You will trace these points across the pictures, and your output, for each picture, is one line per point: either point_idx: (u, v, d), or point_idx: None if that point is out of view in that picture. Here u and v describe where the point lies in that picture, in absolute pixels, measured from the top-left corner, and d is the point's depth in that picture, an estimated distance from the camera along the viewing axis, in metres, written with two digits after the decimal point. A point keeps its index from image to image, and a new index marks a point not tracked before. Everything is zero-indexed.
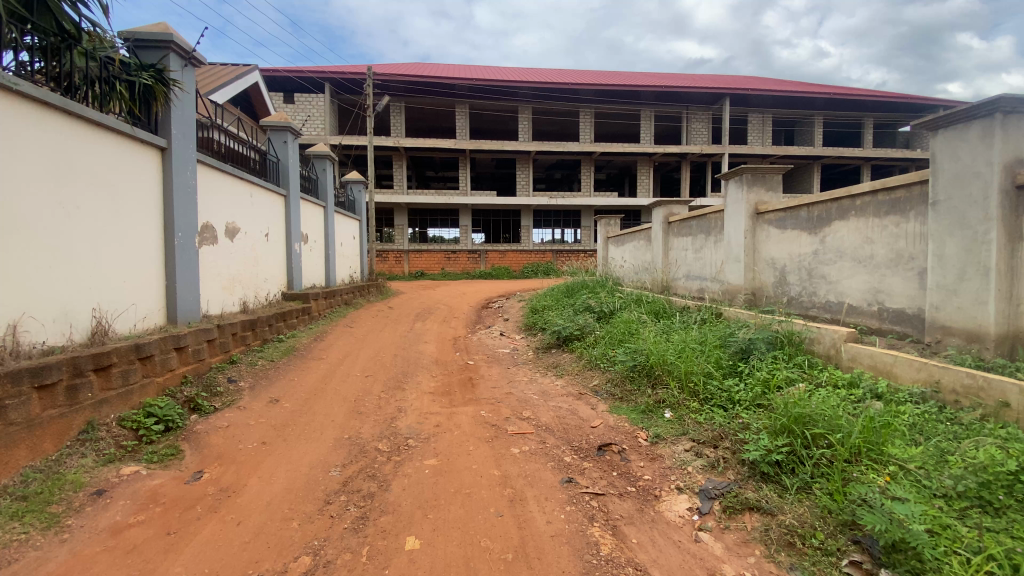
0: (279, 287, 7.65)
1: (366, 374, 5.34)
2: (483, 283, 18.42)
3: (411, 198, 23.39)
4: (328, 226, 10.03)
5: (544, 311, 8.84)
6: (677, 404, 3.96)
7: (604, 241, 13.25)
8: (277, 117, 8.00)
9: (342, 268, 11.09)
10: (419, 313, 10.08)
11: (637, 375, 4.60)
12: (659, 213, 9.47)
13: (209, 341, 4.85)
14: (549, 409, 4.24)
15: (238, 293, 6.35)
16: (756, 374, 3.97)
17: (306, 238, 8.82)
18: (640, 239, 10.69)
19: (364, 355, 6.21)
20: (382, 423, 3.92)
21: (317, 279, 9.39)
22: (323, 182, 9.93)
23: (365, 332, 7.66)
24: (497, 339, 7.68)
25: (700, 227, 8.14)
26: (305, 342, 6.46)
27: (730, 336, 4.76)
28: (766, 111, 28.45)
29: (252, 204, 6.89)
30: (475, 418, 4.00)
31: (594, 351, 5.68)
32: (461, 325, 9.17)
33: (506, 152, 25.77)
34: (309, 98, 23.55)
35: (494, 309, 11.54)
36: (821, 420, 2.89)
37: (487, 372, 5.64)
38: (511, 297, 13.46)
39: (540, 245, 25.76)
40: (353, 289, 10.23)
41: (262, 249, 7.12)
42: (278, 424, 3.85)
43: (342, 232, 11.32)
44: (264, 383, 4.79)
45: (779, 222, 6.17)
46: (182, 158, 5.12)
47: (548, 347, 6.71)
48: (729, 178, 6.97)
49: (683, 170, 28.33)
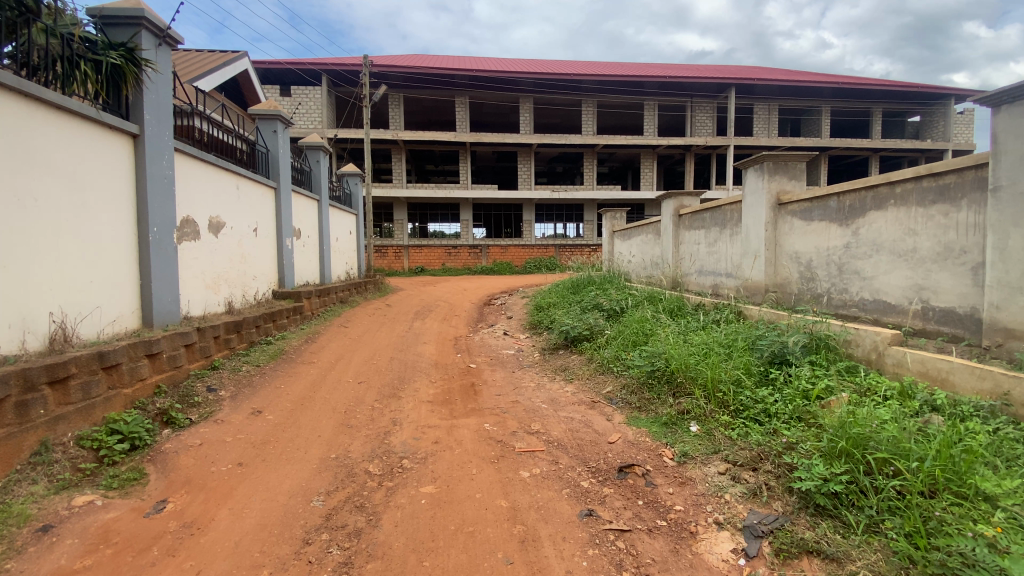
0: (269, 285, 7.23)
1: (359, 380, 4.92)
2: (484, 279, 17.98)
3: (411, 192, 22.91)
4: (322, 220, 9.59)
5: (550, 308, 8.42)
6: (705, 417, 3.54)
7: (609, 235, 12.80)
8: (266, 104, 7.54)
9: (338, 264, 10.67)
10: (419, 311, 9.66)
11: (656, 382, 4.18)
12: (669, 204, 9.01)
13: (187, 346, 4.42)
14: (560, 421, 3.83)
15: (224, 293, 5.94)
16: (794, 383, 3.54)
17: (298, 233, 8.40)
18: (648, 233, 10.24)
19: (358, 358, 5.80)
20: (373, 440, 3.51)
21: (311, 277, 8.97)
22: (316, 174, 9.48)
23: (361, 332, 7.24)
24: (501, 339, 7.26)
25: (715, 219, 7.68)
26: (295, 344, 6.05)
27: (758, 338, 4.33)
28: (772, 102, 27.85)
29: (239, 197, 6.45)
30: (478, 432, 3.58)
31: (606, 354, 5.26)
32: (462, 323, 8.75)
33: (508, 145, 25.25)
34: (307, 90, 23.05)
35: (496, 306, 11.11)
36: (886, 444, 2.51)
37: (490, 376, 5.21)
38: (513, 293, 13.03)
39: (542, 239, 25.30)
40: (349, 286, 9.81)
41: (250, 245, 6.68)
42: (257, 441, 3.43)
43: (338, 227, 10.88)
44: (246, 391, 4.37)
45: (805, 213, 5.73)
46: (157, 146, 4.65)
47: (556, 348, 6.28)
48: (749, 166, 6.50)
49: (687, 162, 27.80)
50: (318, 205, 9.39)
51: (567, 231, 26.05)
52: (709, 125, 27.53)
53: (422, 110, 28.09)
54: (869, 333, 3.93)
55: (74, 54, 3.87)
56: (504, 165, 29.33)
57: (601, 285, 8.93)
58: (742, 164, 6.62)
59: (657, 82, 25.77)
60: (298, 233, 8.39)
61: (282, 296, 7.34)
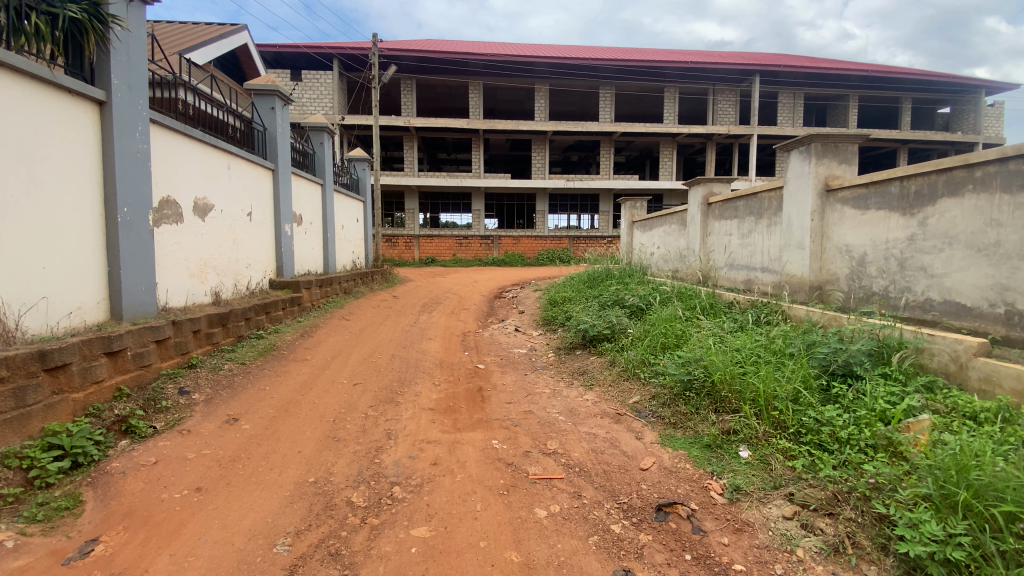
0: (267, 274, 6.74)
1: (354, 382, 4.39)
2: (496, 271, 17.39)
3: (422, 180, 22.34)
4: (327, 206, 9.08)
5: (566, 304, 7.83)
6: (757, 441, 2.95)
7: (628, 226, 12.13)
8: (263, 79, 6.96)
9: (344, 253, 10.16)
10: (426, 304, 9.12)
11: (693, 393, 3.59)
12: (698, 192, 8.34)
13: (159, 342, 3.93)
14: (582, 439, 3.25)
15: (212, 282, 5.45)
16: (866, 402, 2.93)
17: (299, 220, 7.89)
18: (672, 223, 9.57)
19: (355, 355, 5.27)
20: (361, 459, 2.97)
21: (315, 265, 8.49)
22: (321, 157, 8.96)
23: (362, 325, 6.72)
24: (513, 336, 6.70)
25: (751, 208, 6.99)
26: (289, 338, 5.54)
27: (813, 343, 3.72)
28: (798, 90, 26.71)
29: (230, 178, 5.94)
30: (485, 452, 3.02)
31: (631, 357, 4.67)
32: (471, 318, 8.18)
33: (522, 132, 24.53)
34: (318, 76, 22.50)
35: (507, 300, 10.53)
36: (1013, 494, 1.93)
37: (500, 380, 4.66)
38: (526, 286, 12.43)
39: (555, 231, 24.61)
40: (354, 276, 9.30)
41: (243, 231, 6.18)
42: (224, 459, 2.94)
43: (345, 214, 10.37)
44: (225, 394, 3.88)
45: (858, 201, 5.04)
46: (129, 117, 4.14)
47: (573, 349, 5.69)
48: (794, 148, 5.81)
49: (707, 152, 26.83)
50: (323, 190, 8.88)
51: (582, 223, 25.31)
52: (731, 114, 26.50)
53: (435, 97, 27.44)
54: (949, 342, 3.27)
55: (23, 4, 3.37)
56: (518, 154, 28.61)
57: (623, 279, 8.29)
58: (785, 146, 5.92)
59: (678, 68, 24.81)
60: (300, 220, 7.89)
61: (279, 286, 6.84)
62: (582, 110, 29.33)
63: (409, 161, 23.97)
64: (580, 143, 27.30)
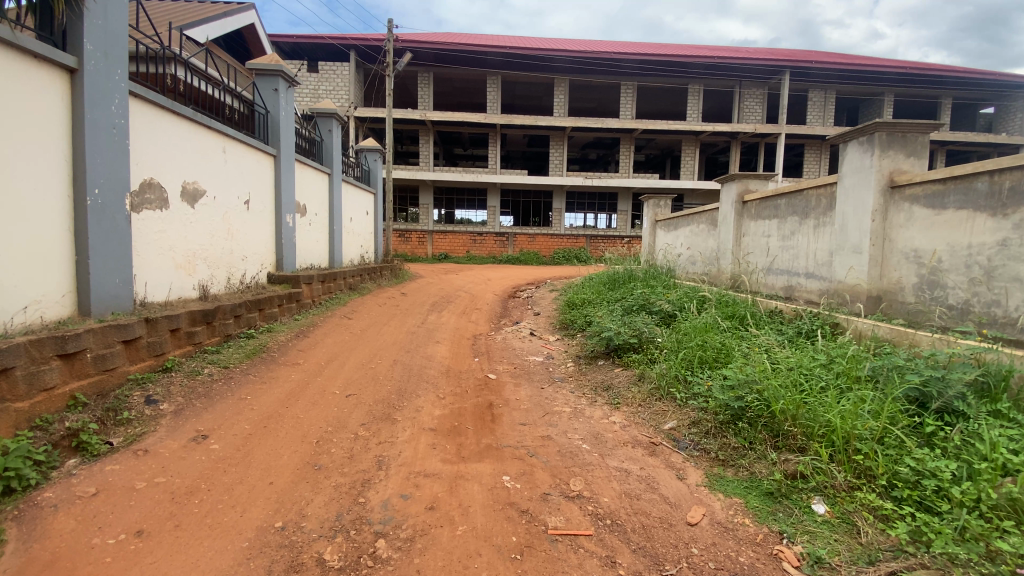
0: (265, 267, 6.28)
1: (347, 392, 3.86)
2: (509, 269, 16.82)
3: (437, 175, 21.86)
4: (335, 197, 8.61)
5: (586, 307, 7.25)
6: (839, 497, 2.42)
7: (651, 225, 11.47)
8: (267, 58, 6.47)
9: (351, 248, 9.70)
10: (435, 303, 8.60)
11: (745, 423, 3.02)
12: (732, 189, 7.69)
13: (128, 342, 3.44)
14: (611, 479, 2.68)
15: (201, 275, 4.98)
16: (979, 448, 2.33)
17: (304, 210, 7.43)
18: (701, 223, 8.91)
19: (352, 359, 4.77)
20: (343, 497, 2.43)
21: (320, 259, 8.02)
22: (329, 145, 8.49)
23: (365, 324, 6.22)
24: (527, 340, 6.14)
25: (795, 207, 6.34)
26: (283, 338, 5.05)
27: (890, 367, 3.12)
28: (829, 88, 25.66)
29: (227, 163, 5.47)
30: (494, 494, 2.47)
31: (665, 373, 4.09)
32: (483, 319, 7.65)
33: (540, 128, 23.93)
34: (335, 66, 22.10)
35: (521, 300, 9.96)
36: None
37: (513, 393, 4.10)
38: (541, 286, 11.87)
39: (572, 230, 23.98)
40: (361, 272, 8.82)
41: (239, 220, 5.70)
42: (179, 491, 2.41)
43: (354, 206, 9.90)
44: (199, 406, 3.36)
45: (932, 199, 4.38)
46: (103, 86, 3.64)
47: (595, 359, 5.11)
48: (853, 139, 5.15)
49: (732, 151, 25.92)
50: (332, 181, 8.41)
51: (599, 222, 24.60)
52: (757, 111, 25.58)
53: (452, 91, 26.94)
54: None
55: None
56: (535, 150, 27.99)
57: (648, 281, 7.67)
58: (841, 136, 5.27)
59: (704, 63, 23.97)
60: (304, 210, 7.43)
61: (278, 281, 6.37)
62: (602, 106, 28.60)
63: (424, 155, 23.49)
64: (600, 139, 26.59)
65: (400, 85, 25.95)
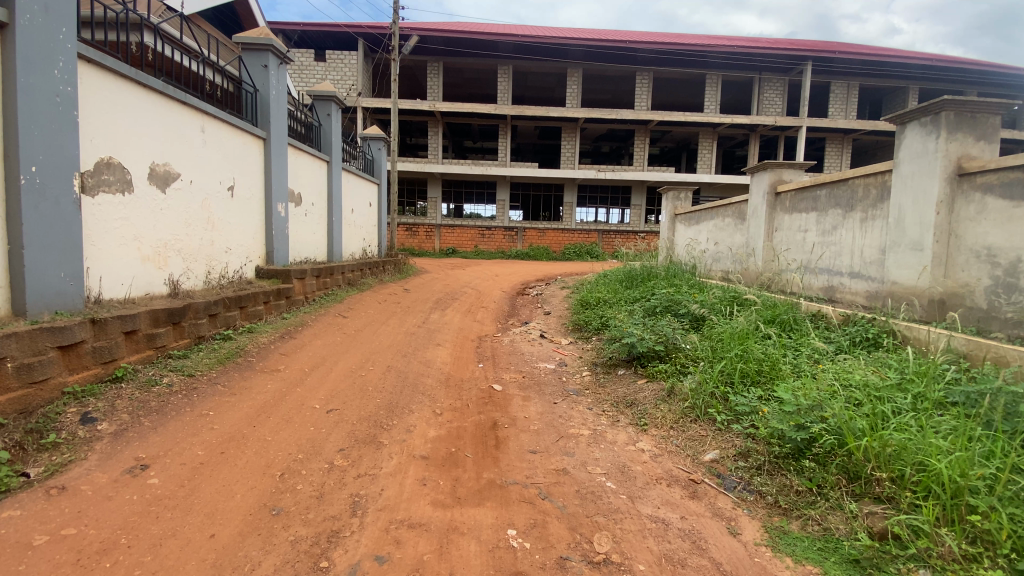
0: (252, 261, 5.75)
1: (329, 407, 3.32)
2: (519, 264, 16.23)
3: (445, 167, 21.28)
4: (334, 186, 8.06)
5: (602, 307, 6.66)
6: (951, 571, 1.81)
7: (670, 219, 10.82)
8: (255, 32, 5.93)
9: (353, 240, 9.17)
10: (439, 300, 8.04)
11: (811, 461, 2.43)
12: (763, 179, 7.05)
13: (66, 348, 2.92)
14: (646, 537, 2.10)
15: (173, 268, 4.47)
16: None
17: (299, 200, 6.90)
18: (727, 217, 8.27)
19: (340, 364, 4.24)
20: (299, 559, 1.89)
21: (318, 252, 7.50)
22: (327, 131, 7.94)
23: (360, 323, 5.68)
24: (537, 344, 5.56)
25: (837, 198, 5.67)
26: (265, 340, 4.51)
27: (992, 396, 2.49)
28: (852, 79, 24.68)
29: (205, 144, 4.94)
30: (496, 558, 1.90)
31: (700, 389, 3.50)
32: (489, 318, 7.08)
33: (551, 120, 23.26)
34: (342, 56, 21.56)
35: (531, 298, 9.39)
36: None
37: (522, 409, 3.53)
38: (551, 283, 11.28)
39: (583, 225, 23.32)
40: (362, 266, 8.28)
41: (220, 209, 5.17)
42: (89, 550, 1.88)
43: (356, 196, 9.37)
44: (148, 427, 2.83)
45: (1008, 188, 3.74)
46: (42, 45, 3.12)
47: (615, 368, 4.53)
48: (912, 119, 4.49)
49: (749, 144, 25.06)
50: (331, 169, 7.89)
51: (612, 217, 23.93)
52: (777, 104, 24.68)
53: (462, 81, 26.33)
54: None
55: None
56: (546, 143, 27.31)
57: (671, 279, 7.04)
58: (898, 116, 4.60)
59: (722, 53, 23.13)
60: (299, 200, 6.90)
61: (267, 275, 5.85)
62: (615, 97, 27.82)
63: (433, 147, 22.92)
64: (612, 132, 25.85)
65: (409, 75, 25.38)
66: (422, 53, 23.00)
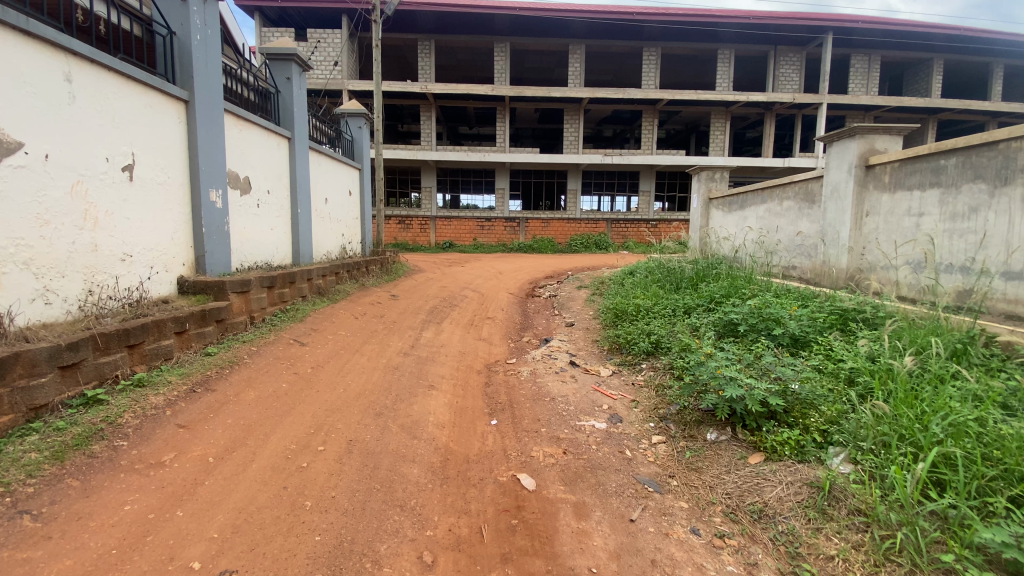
0: (169, 270, 4.12)
1: (222, 567, 1.75)
2: (523, 258, 14.64)
3: (440, 154, 19.56)
4: (300, 171, 6.44)
5: (647, 319, 5.10)
6: None
7: (704, 203, 9.20)
8: None
9: (330, 237, 7.55)
10: (434, 310, 6.46)
11: None
12: (848, 149, 5.46)
13: None
14: None
15: (14, 292, 2.86)
16: None
17: (247, 187, 5.27)
18: (789, 200, 6.67)
19: (274, 441, 2.65)
20: None
21: (277, 254, 5.89)
22: (288, 101, 6.27)
23: (324, 354, 4.10)
24: (570, 379, 3.98)
25: (977, 168, 4.13)
26: (164, 398, 2.94)
27: None
28: (875, 52, 22.90)
29: (78, 99, 3.30)
30: None
31: (898, 502, 2.04)
32: (497, 335, 5.47)
33: (553, 100, 21.50)
34: (325, 34, 19.72)
35: (544, 302, 7.84)
36: None
37: (578, 544, 1.97)
38: (564, 281, 9.66)
39: (588, 213, 21.75)
40: (338, 269, 6.68)
41: (106, 197, 3.53)
42: None
43: (333, 184, 7.73)
44: None
45: None
46: None
47: (700, 431, 2.98)
48: None
49: (764, 124, 23.37)
50: (295, 149, 6.25)
51: (616, 205, 22.21)
52: (795, 79, 22.90)
53: (455, 61, 24.48)
54: None
55: None
56: (547, 126, 25.49)
57: (732, 280, 5.46)
58: None
59: (736, 25, 21.36)
60: (246, 187, 5.26)
61: (193, 290, 4.25)
62: (620, 76, 26.00)
63: (425, 132, 21.16)
64: (618, 113, 24.05)
65: (398, 56, 23.56)
66: (411, 31, 21.18)
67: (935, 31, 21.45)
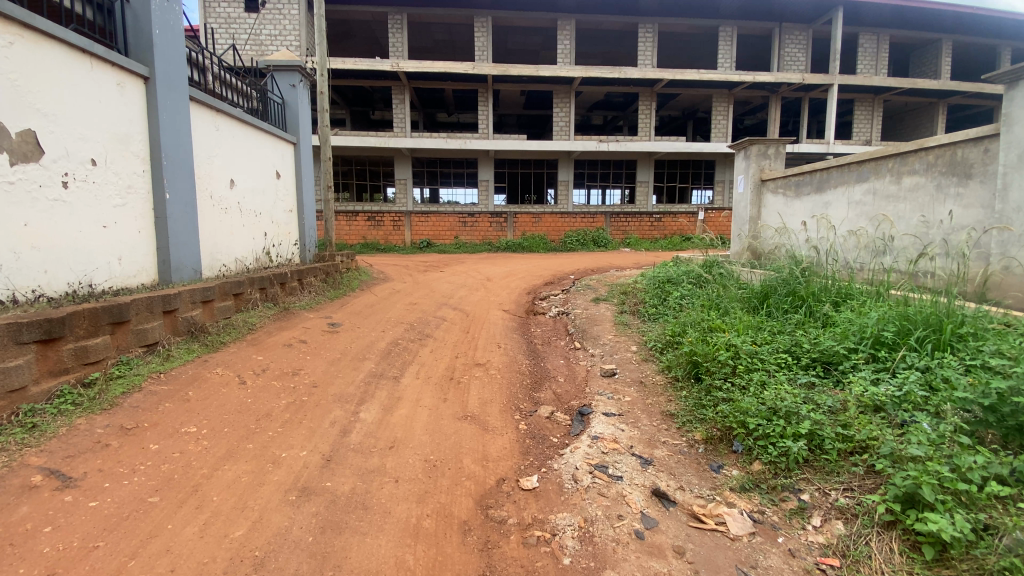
0: None
1: None
2: (515, 258, 12.24)
3: (415, 142, 17.06)
4: (174, 134, 4.01)
5: (766, 377, 2.84)
6: None
7: (755, 185, 6.95)
8: None
9: (241, 239, 5.14)
10: (391, 349, 4.13)
11: None
12: None
13: None
14: None
15: None
16: None
17: (30, 154, 2.87)
18: (921, 174, 4.48)
19: None
20: None
21: (117, 270, 3.49)
22: (142, 19, 3.78)
23: (96, 521, 1.79)
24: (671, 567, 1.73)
25: None
26: None
27: None
28: (884, 30, 21.09)
29: None
30: None
31: None
32: (494, 405, 3.15)
33: (540, 81, 19.17)
34: (279, 4, 16.69)
35: (552, 327, 5.53)
36: None
37: None
38: (572, 291, 7.39)
39: (581, 207, 19.48)
40: (241, 290, 4.28)
41: None
42: None
43: (247, 162, 5.31)
44: None
45: None
46: None
47: None
48: None
49: (770, 108, 21.37)
50: (160, 98, 3.83)
51: (611, 198, 20.09)
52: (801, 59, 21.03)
53: (431, 38, 21.88)
54: None
55: None
56: (533, 111, 23.17)
57: (886, 304, 3.27)
58: None
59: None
60: (29, 155, 2.86)
61: None
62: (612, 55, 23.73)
63: (398, 118, 18.69)
64: (611, 96, 21.84)
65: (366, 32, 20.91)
66: (378, 3, 18.58)
67: (948, 6, 19.54)
